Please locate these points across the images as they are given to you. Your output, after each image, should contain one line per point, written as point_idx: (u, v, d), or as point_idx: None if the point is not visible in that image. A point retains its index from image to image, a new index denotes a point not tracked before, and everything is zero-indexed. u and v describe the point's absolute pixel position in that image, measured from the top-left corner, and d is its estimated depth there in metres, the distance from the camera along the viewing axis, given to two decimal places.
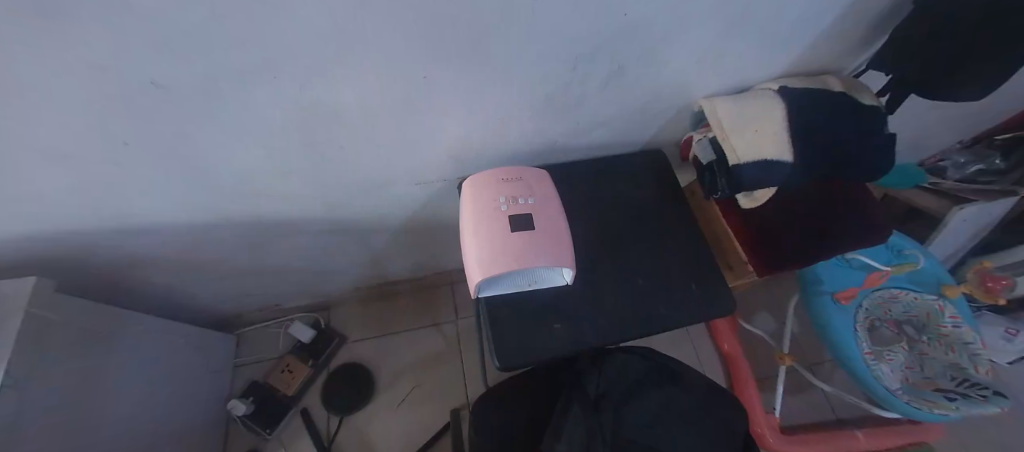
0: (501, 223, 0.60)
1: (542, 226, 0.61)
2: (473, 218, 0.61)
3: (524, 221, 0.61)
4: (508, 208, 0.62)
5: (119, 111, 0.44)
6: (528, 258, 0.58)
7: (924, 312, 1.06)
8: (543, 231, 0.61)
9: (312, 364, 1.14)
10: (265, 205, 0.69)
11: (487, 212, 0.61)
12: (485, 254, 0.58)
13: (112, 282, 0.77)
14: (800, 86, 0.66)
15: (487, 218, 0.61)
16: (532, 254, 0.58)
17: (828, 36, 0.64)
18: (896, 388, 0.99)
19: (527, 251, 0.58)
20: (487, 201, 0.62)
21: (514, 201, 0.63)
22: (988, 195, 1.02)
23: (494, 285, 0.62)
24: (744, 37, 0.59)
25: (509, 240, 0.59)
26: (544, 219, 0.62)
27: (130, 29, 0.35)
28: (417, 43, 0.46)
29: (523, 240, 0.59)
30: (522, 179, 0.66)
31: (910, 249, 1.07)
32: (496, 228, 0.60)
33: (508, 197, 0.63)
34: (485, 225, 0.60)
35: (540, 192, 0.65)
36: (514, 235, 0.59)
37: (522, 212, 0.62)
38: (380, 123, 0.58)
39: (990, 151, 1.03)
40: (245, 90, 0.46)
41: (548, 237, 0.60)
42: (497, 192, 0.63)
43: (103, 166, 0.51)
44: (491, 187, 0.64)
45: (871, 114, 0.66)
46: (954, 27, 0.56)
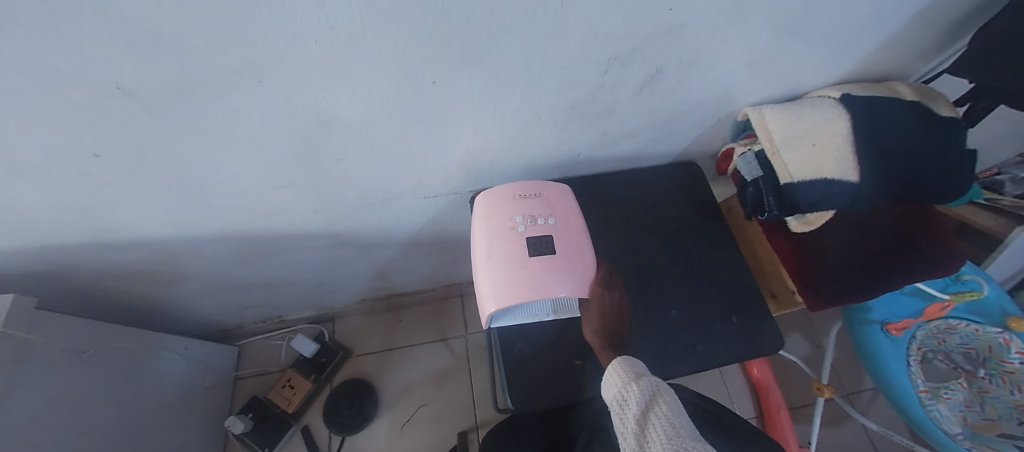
0: (518, 247, 0.53)
1: (564, 250, 0.53)
2: (488, 239, 0.54)
3: (543, 243, 0.53)
4: (527, 229, 0.54)
5: (84, 118, 0.39)
6: (548, 288, 0.50)
7: (984, 345, 0.94)
8: (565, 255, 0.53)
9: (314, 379, 1.08)
10: (259, 219, 0.63)
11: (503, 233, 0.54)
12: (500, 282, 0.51)
13: (102, 295, 0.72)
14: (863, 93, 0.57)
15: (503, 240, 0.53)
16: (553, 283, 0.51)
17: (898, 36, 0.55)
18: (956, 432, 0.90)
19: (546, 279, 0.51)
20: (503, 220, 0.55)
21: (534, 220, 0.55)
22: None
23: (506, 314, 0.55)
24: (803, 36, 0.51)
25: (527, 266, 0.51)
26: (567, 241, 0.54)
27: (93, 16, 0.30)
28: (426, 43, 0.39)
29: (544, 266, 0.51)
30: (541, 195, 0.58)
31: (970, 274, 0.94)
32: (512, 251, 0.52)
33: (526, 216, 0.55)
34: (500, 249, 0.53)
35: (561, 209, 0.57)
36: (532, 259, 0.52)
37: (542, 233, 0.54)
38: (384, 132, 0.51)
39: None
40: (227, 95, 0.40)
41: (571, 262, 0.53)
42: (513, 209, 0.56)
43: (75, 178, 0.46)
44: (508, 203, 0.56)
45: (949, 126, 0.57)
46: None
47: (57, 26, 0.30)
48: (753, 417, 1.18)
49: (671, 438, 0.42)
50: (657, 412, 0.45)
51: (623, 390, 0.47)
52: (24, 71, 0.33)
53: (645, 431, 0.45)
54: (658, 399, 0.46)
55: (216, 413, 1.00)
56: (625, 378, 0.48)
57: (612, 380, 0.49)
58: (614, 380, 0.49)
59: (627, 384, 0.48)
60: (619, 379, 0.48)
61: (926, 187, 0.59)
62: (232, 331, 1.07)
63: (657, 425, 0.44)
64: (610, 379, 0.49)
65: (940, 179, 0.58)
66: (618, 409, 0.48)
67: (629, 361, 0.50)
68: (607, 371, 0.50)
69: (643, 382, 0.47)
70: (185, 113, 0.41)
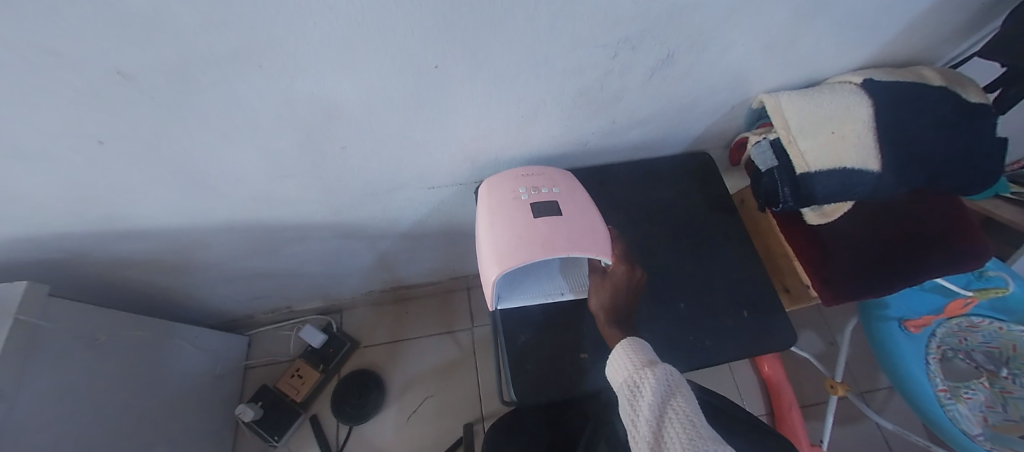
0: (521, 212, 0.51)
1: (571, 213, 0.51)
2: (490, 211, 0.53)
3: (547, 206, 0.52)
4: (530, 198, 0.53)
5: (86, 104, 0.39)
6: (555, 245, 0.48)
7: (1008, 344, 0.92)
8: (572, 217, 0.51)
9: (322, 369, 1.09)
10: (265, 209, 0.63)
11: (506, 203, 0.53)
12: (504, 246, 0.49)
13: (114, 284, 0.73)
14: (885, 78, 0.55)
15: (505, 209, 0.52)
16: (561, 240, 0.48)
17: (925, 19, 0.52)
18: (976, 433, 0.86)
19: (554, 238, 0.48)
20: (505, 193, 0.54)
21: (536, 191, 0.54)
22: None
23: (515, 291, 0.58)
24: (824, 17, 0.48)
25: (531, 226, 0.49)
26: (574, 207, 0.53)
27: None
28: (427, 25, 0.38)
29: (549, 225, 0.50)
30: (543, 173, 0.58)
31: (995, 270, 0.91)
32: (515, 217, 0.51)
33: (529, 188, 0.55)
34: (502, 216, 0.52)
35: (565, 183, 0.56)
36: (537, 221, 0.50)
37: (544, 200, 0.53)
38: (388, 119, 0.50)
39: None
40: (227, 81, 0.40)
41: (578, 222, 0.51)
42: (516, 184, 0.55)
43: (82, 165, 0.46)
44: (510, 181, 0.56)
45: (978, 113, 0.54)
46: None
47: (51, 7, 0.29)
48: (764, 415, 1.16)
49: (689, 435, 0.41)
50: (674, 405, 0.44)
51: (635, 378, 0.46)
52: (25, 55, 0.33)
53: (662, 426, 0.43)
54: (673, 390, 0.45)
55: (227, 401, 1.02)
56: (637, 365, 0.47)
57: (623, 366, 0.48)
58: (625, 365, 0.48)
59: (640, 372, 0.46)
60: (631, 367, 0.47)
61: (950, 179, 0.56)
62: (242, 320, 1.09)
63: (673, 420, 0.43)
64: (621, 364, 0.48)
65: (968, 170, 0.56)
66: (630, 396, 0.46)
67: (641, 347, 0.49)
68: (618, 354, 0.49)
69: (657, 369, 0.46)
70: (186, 99, 0.41)
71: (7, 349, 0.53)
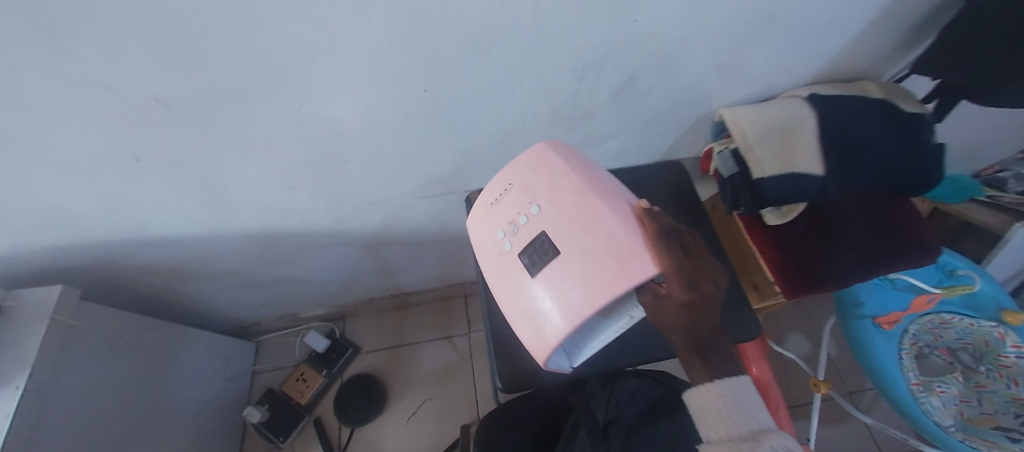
0: (517, 273, 0.43)
1: (571, 245, 0.40)
2: (489, 276, 0.47)
3: (540, 247, 0.41)
4: (514, 244, 0.44)
5: (126, 126, 0.45)
6: (575, 311, 0.38)
7: (981, 340, 0.97)
8: (572, 249, 0.39)
9: (325, 373, 1.14)
10: (274, 218, 0.70)
11: (496, 263, 0.45)
12: (522, 330, 0.43)
13: (134, 291, 0.80)
14: (832, 93, 0.62)
15: (501, 271, 0.44)
16: (576, 298, 0.38)
17: (861, 41, 0.59)
18: (949, 424, 0.90)
19: (570, 299, 0.38)
20: (490, 247, 0.46)
21: (516, 227, 0.44)
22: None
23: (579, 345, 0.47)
24: (767, 41, 0.55)
25: (535, 292, 0.41)
26: (565, 229, 0.40)
27: (133, 37, 0.36)
28: (416, 56, 0.45)
29: (553, 282, 0.39)
30: (512, 188, 0.45)
31: (964, 269, 0.98)
32: (514, 282, 0.43)
33: (507, 228, 0.45)
34: (502, 285, 0.44)
35: (540, 190, 0.43)
36: (539, 279, 0.40)
37: (530, 241, 0.42)
38: (385, 136, 0.57)
39: None
40: (247, 106, 0.47)
41: (583, 255, 0.39)
42: (493, 228, 0.46)
43: (118, 179, 0.53)
44: (487, 223, 0.47)
45: (913, 121, 0.60)
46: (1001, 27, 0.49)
47: (109, 47, 0.36)
48: None
49: None
50: None
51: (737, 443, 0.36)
52: (83, 86, 0.39)
53: None
54: None
55: (235, 404, 1.07)
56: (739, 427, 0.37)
57: (717, 426, 0.38)
58: (719, 426, 0.38)
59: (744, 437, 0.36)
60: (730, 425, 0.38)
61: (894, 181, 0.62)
62: (251, 327, 1.14)
63: None
64: (714, 423, 0.38)
65: (908, 173, 0.61)
66: None
67: (743, 399, 0.39)
68: (711, 400, 0.39)
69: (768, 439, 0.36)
70: (212, 122, 0.48)
71: (44, 346, 0.59)
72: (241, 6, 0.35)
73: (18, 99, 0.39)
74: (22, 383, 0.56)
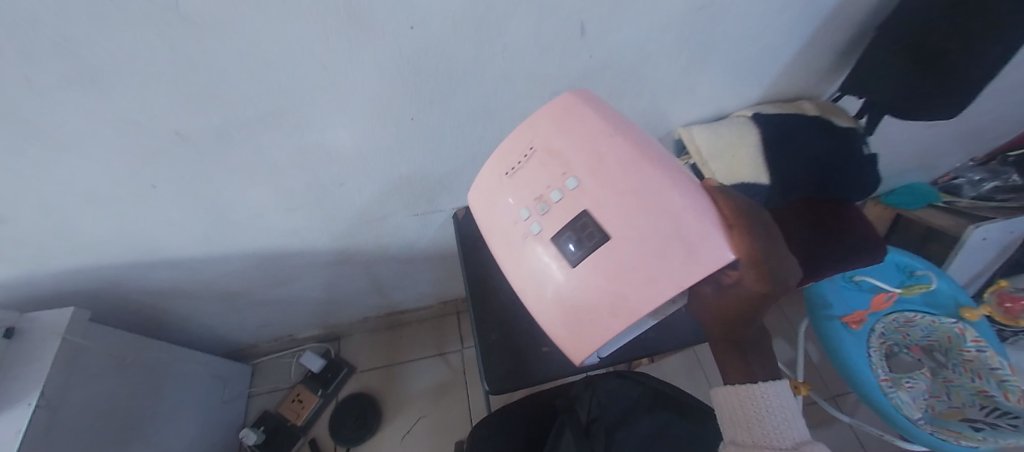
0: (549, 260, 0.37)
1: (623, 227, 0.34)
2: (506, 261, 0.41)
3: (581, 230, 0.36)
4: (545, 226, 0.38)
5: (145, 155, 0.51)
6: (631, 307, 0.34)
7: (944, 336, 1.02)
8: (624, 233, 0.34)
9: (321, 393, 1.16)
10: (274, 238, 0.75)
11: (519, 247, 0.39)
12: (557, 325, 0.38)
13: (139, 314, 0.83)
14: (773, 112, 0.70)
15: (526, 257, 0.39)
16: (630, 292, 0.34)
17: (794, 66, 0.67)
18: (917, 417, 0.95)
19: (622, 294, 0.34)
20: (508, 229, 0.40)
21: (546, 204, 0.38)
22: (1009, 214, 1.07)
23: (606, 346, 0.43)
24: (710, 69, 0.63)
25: (575, 284, 0.36)
26: (613, 207, 0.35)
27: (162, 78, 0.43)
28: (403, 88, 0.52)
29: (601, 274, 0.35)
30: (538, 156, 0.39)
31: (922, 269, 1.05)
32: (544, 270, 0.38)
33: (532, 205, 0.39)
34: (526, 275, 0.39)
35: (578, 159, 0.37)
36: (582, 269, 0.36)
37: (566, 223, 0.37)
38: (378, 160, 0.64)
39: (1005, 168, 1.10)
40: (254, 136, 0.53)
41: (639, 240, 0.34)
42: (513, 205, 0.40)
43: (133, 204, 0.58)
44: (504, 200, 0.41)
45: (845, 133, 0.67)
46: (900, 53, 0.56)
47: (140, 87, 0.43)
48: None
49: None
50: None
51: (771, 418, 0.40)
52: (113, 121, 0.46)
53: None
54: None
55: (231, 426, 1.08)
56: (781, 411, 0.41)
57: (761, 399, 0.41)
58: (761, 399, 0.41)
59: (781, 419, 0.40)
60: (774, 403, 0.41)
61: (836, 186, 0.68)
62: (247, 350, 1.17)
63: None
64: (759, 395, 0.42)
65: (847, 178, 0.68)
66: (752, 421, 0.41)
67: (782, 416, 0.40)
68: (745, 402, 0.42)
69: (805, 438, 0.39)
70: (222, 150, 0.54)
71: (54, 365, 0.63)
72: (253, 49, 0.42)
73: (55, 133, 0.45)
74: (34, 399, 0.60)
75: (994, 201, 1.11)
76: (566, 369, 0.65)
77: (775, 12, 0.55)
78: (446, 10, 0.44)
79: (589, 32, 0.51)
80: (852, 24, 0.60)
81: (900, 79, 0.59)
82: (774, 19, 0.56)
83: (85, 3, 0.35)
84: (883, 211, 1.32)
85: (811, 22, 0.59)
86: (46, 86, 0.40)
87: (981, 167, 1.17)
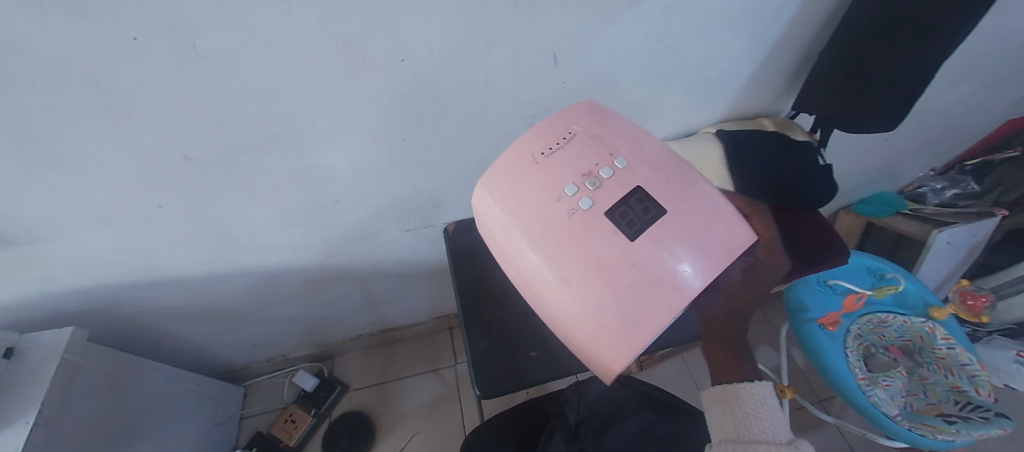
0: (602, 234, 0.38)
1: (675, 201, 0.40)
2: (545, 243, 0.40)
3: (635, 204, 0.39)
4: (594, 201, 0.40)
5: (153, 177, 0.55)
6: (693, 278, 0.37)
7: (916, 335, 1.08)
8: (676, 207, 0.39)
9: (314, 413, 1.17)
10: (270, 255, 0.78)
11: (563, 225, 0.40)
12: (609, 309, 0.38)
13: (136, 335, 0.85)
14: (735, 128, 0.77)
15: (573, 234, 0.39)
16: (686, 262, 0.38)
17: (752, 88, 0.74)
18: (895, 414, 0.98)
19: (682, 265, 0.37)
20: (550, 207, 0.41)
21: (596, 181, 0.41)
22: (969, 218, 1.15)
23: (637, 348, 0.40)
24: (674, 91, 0.69)
25: (636, 259, 0.38)
26: (661, 184, 0.40)
27: (175, 106, 0.47)
28: (394, 113, 0.57)
29: (660, 243, 0.38)
30: (577, 140, 0.43)
31: (892, 272, 1.11)
32: (599, 246, 0.38)
33: (578, 183, 0.41)
34: (578, 251, 0.39)
35: (622, 145, 0.43)
36: (642, 243, 0.38)
37: (620, 199, 0.39)
38: (370, 179, 0.68)
39: (963, 176, 1.19)
40: (257, 158, 0.58)
41: (691, 213, 0.39)
42: (556, 183, 0.41)
43: (139, 223, 0.61)
44: (544, 180, 0.42)
45: (800, 145, 0.74)
46: (837, 72, 0.63)
47: (155, 114, 0.47)
48: None
49: None
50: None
51: (762, 414, 0.44)
52: (128, 146, 0.50)
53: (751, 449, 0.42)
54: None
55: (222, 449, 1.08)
56: (770, 410, 0.44)
57: (753, 395, 0.45)
58: (753, 397, 0.44)
59: (771, 419, 0.43)
60: (765, 400, 0.44)
61: (797, 192, 0.72)
62: (240, 371, 1.17)
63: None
64: (751, 391, 0.45)
65: (807, 185, 0.72)
66: (744, 415, 0.44)
67: (773, 414, 0.44)
68: (739, 402, 0.45)
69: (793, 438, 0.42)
70: (225, 172, 0.58)
71: (54, 383, 0.64)
72: (259, 79, 0.47)
73: (73, 158, 0.49)
74: (33, 417, 0.61)
75: (956, 207, 1.22)
76: (552, 373, 0.68)
77: (726, 40, 0.62)
78: (432, 43, 0.49)
79: (561, 59, 0.57)
80: (798, 49, 0.68)
81: (841, 98, 0.65)
82: (726, 46, 0.63)
83: (113, 42, 0.39)
84: (853, 220, 1.37)
85: (760, 49, 0.66)
86: (70, 115, 0.44)
87: (942, 177, 1.23)
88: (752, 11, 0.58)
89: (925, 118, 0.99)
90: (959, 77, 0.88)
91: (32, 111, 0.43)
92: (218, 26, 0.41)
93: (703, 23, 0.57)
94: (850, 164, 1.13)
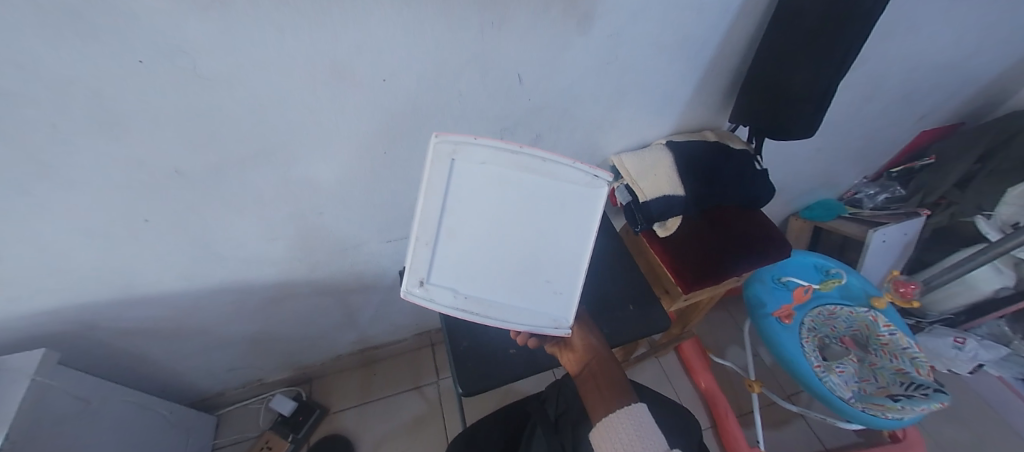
0: None
1: None
2: None
3: None
4: None
5: (142, 191, 0.58)
6: None
7: (862, 325, 1.19)
8: None
9: (291, 439, 1.13)
10: (251, 269, 0.79)
11: None
12: None
13: (108, 359, 0.84)
14: (683, 139, 0.86)
15: None
16: None
17: (694, 106, 0.84)
18: (849, 397, 1.04)
19: None
20: None
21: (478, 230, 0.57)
22: (899, 218, 1.30)
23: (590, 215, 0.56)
24: (626, 108, 0.78)
25: None
26: None
27: (169, 122, 0.51)
28: (376, 128, 0.63)
29: None
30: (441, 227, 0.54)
31: (835, 267, 1.24)
32: None
33: None
34: None
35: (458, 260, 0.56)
36: None
37: None
38: (352, 190, 0.72)
39: (890, 181, 1.35)
40: (246, 173, 0.61)
41: None
42: None
43: (122, 236, 0.63)
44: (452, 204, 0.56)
45: (741, 152, 0.85)
46: (763, 80, 0.73)
47: (148, 129, 0.51)
48: (709, 427, 1.24)
49: None
50: None
51: (641, 429, 0.50)
52: (120, 160, 0.53)
53: None
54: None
55: None
56: (646, 423, 0.51)
57: (628, 416, 0.51)
58: (629, 419, 0.51)
59: (647, 430, 0.50)
60: (638, 416, 0.51)
61: (736, 195, 0.86)
62: (213, 399, 1.14)
63: None
64: (625, 414, 0.52)
65: (746, 188, 0.85)
66: (628, 433, 0.50)
67: (650, 428, 0.50)
68: (623, 423, 0.51)
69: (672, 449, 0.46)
70: (214, 185, 0.61)
71: (22, 405, 0.63)
72: (250, 98, 0.52)
73: (63, 173, 0.51)
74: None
75: (889, 210, 1.35)
76: (530, 366, 0.72)
77: (666, 62, 0.71)
78: (410, 68, 0.56)
79: (525, 79, 0.64)
80: (728, 71, 0.78)
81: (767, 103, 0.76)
82: (667, 69, 0.73)
83: (119, 63, 0.44)
84: (802, 225, 1.45)
85: (697, 72, 0.76)
86: (69, 132, 0.48)
87: (873, 182, 1.37)
88: (684, 37, 0.68)
89: (848, 129, 1.13)
90: (870, 93, 1.01)
91: (32, 128, 0.46)
92: (218, 51, 0.46)
93: (644, 48, 0.67)
94: (793, 173, 1.25)
